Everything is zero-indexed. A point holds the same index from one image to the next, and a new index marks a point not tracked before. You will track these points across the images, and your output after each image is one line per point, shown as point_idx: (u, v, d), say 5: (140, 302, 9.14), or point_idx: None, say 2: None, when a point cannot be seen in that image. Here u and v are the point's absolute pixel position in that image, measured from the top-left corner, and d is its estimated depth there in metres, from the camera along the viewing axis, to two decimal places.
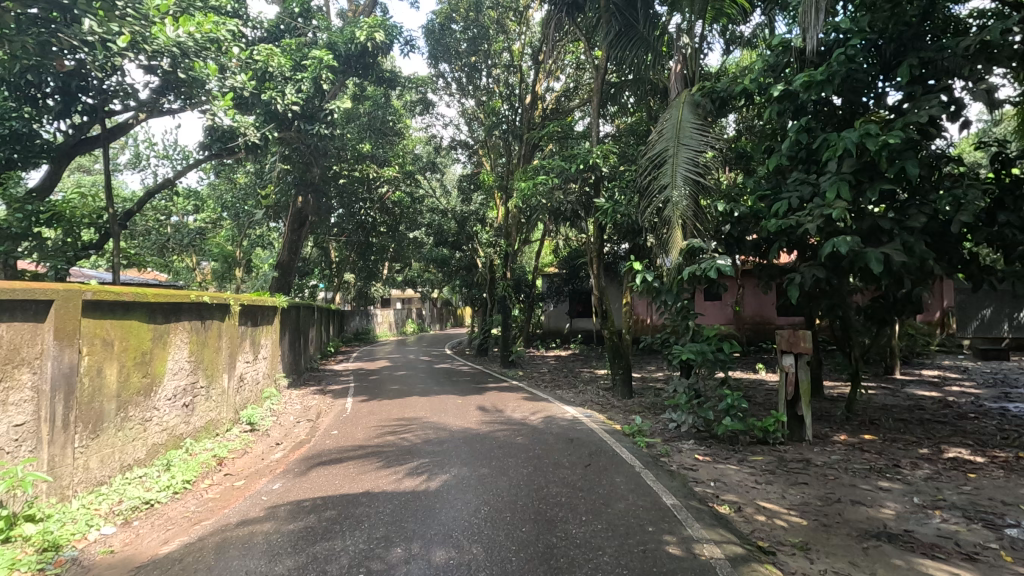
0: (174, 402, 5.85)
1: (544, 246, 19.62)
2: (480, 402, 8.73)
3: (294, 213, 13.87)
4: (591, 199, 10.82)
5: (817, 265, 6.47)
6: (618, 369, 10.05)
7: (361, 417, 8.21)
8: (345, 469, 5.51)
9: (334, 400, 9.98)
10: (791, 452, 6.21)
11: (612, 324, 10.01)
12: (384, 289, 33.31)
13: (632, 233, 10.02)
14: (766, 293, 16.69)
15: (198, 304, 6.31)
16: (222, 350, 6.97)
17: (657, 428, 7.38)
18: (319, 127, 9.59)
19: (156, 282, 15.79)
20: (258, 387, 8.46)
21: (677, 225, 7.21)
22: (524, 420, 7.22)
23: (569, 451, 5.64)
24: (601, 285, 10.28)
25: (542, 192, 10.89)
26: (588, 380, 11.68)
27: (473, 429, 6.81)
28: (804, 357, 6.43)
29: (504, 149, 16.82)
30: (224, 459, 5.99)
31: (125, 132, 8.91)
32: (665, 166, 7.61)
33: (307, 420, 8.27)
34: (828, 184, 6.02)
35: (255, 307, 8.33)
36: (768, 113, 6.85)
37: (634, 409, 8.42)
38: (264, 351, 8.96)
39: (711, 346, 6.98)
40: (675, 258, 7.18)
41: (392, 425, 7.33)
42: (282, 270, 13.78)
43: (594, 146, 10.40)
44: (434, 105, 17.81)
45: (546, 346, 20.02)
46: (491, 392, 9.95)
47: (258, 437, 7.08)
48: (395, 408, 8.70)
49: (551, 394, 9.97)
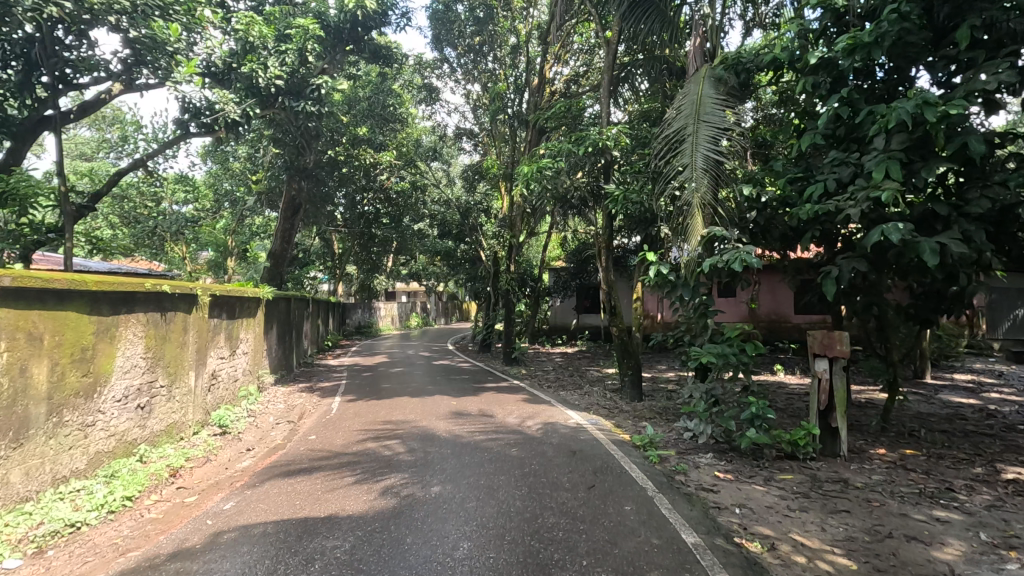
0: (125, 404, 5.17)
1: (551, 238, 18.85)
2: (476, 405, 8.02)
3: (288, 201, 13.12)
4: (600, 187, 10.06)
5: (857, 257, 5.67)
6: (627, 370, 9.30)
7: (346, 419, 7.54)
8: (313, 484, 4.82)
9: (321, 400, 9.34)
10: (824, 471, 5.44)
11: (621, 320, 9.27)
12: (389, 281, 32.71)
13: (645, 223, 9.24)
14: (783, 290, 15.89)
15: (157, 294, 5.61)
16: (189, 346, 6.29)
17: (670, 437, 6.63)
18: (306, 105, 8.72)
19: (145, 271, 15.22)
20: (234, 384, 7.81)
21: (697, 210, 6.40)
22: (522, 428, 6.50)
23: (571, 467, 4.90)
24: (610, 279, 9.52)
25: (548, 177, 10.07)
26: (594, 381, 10.95)
27: (465, 438, 6.09)
28: (839, 363, 5.67)
29: (511, 136, 16.01)
30: (181, 470, 5.31)
31: (97, 109, 8.37)
32: (684, 146, 6.84)
33: (288, 422, 7.61)
34: (875, 164, 5.20)
35: (231, 299, 7.66)
36: (803, 85, 6.05)
37: (644, 415, 7.67)
38: (244, 346, 8.31)
39: (733, 349, 6.20)
40: (694, 247, 6.37)
41: (376, 429, 6.65)
42: (275, 261, 13.16)
43: (606, 127, 9.48)
44: (437, 90, 17.06)
45: (552, 343, 19.27)
46: (489, 393, 9.22)
47: (229, 442, 6.42)
48: (384, 409, 8.02)
49: (554, 395, 9.26)
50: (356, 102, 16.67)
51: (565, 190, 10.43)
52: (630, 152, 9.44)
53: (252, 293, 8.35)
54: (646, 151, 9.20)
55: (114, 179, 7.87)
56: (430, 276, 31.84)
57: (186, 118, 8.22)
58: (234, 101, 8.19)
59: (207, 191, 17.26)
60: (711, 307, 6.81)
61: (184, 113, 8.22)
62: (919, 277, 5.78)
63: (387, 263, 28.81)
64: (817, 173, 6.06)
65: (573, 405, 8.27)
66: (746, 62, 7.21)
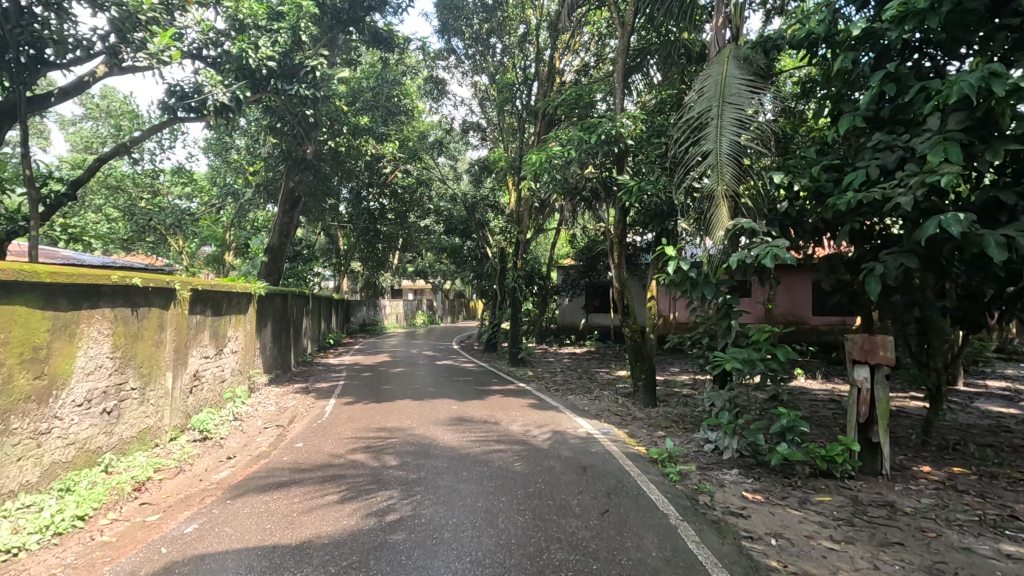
0: (87, 409, 4.66)
1: (560, 234, 18.26)
2: (478, 410, 7.49)
3: (286, 194, 12.45)
4: (612, 178, 9.47)
5: (905, 252, 5.06)
6: (641, 375, 8.71)
7: (338, 424, 7.02)
8: (292, 500, 4.29)
9: (315, 402, 8.83)
10: (866, 493, 4.83)
11: (634, 320, 8.69)
12: (394, 278, 32.23)
13: (662, 217, 8.65)
14: (801, 290, 15.26)
15: (126, 287, 5.11)
16: (166, 344, 5.78)
17: (690, 450, 6.04)
18: (300, 88, 8.19)
19: (141, 264, 14.80)
20: (220, 385, 7.32)
21: (723, 200, 5.81)
22: (526, 438, 5.95)
23: (580, 486, 4.34)
24: (623, 277, 8.93)
25: (557, 167, 9.49)
26: (605, 384, 10.37)
27: (464, 448, 5.55)
28: (882, 371, 5.06)
29: (519, 128, 15.48)
30: (149, 482, 4.79)
31: (80, 92, 7.94)
32: (707, 130, 6.24)
33: (276, 426, 7.11)
34: (929, 147, 4.59)
35: (217, 294, 7.17)
36: (843, 61, 5.46)
37: (660, 424, 7.09)
38: (232, 345, 7.81)
39: (761, 355, 5.59)
40: (719, 239, 5.78)
41: (369, 437, 6.12)
42: (273, 255, 12.65)
43: (620, 114, 8.89)
44: (443, 81, 16.57)
45: (560, 343, 18.69)
46: (492, 396, 8.68)
47: (208, 449, 5.92)
48: (380, 413, 7.49)
49: (563, 399, 8.70)
50: (359, 94, 16.22)
51: (575, 182, 9.85)
52: (646, 140, 8.81)
53: (241, 288, 7.86)
54: (663, 139, 8.58)
55: (93, 167, 7.39)
56: (437, 274, 31.34)
57: (172, 103, 7.76)
58: (223, 84, 7.74)
59: (207, 184, 16.85)
60: (735, 308, 6.22)
61: (171, 97, 7.76)
62: (974, 275, 5.15)
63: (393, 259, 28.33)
64: (858, 160, 5.45)
65: (583, 411, 7.69)
66: (774, 39, 6.59)
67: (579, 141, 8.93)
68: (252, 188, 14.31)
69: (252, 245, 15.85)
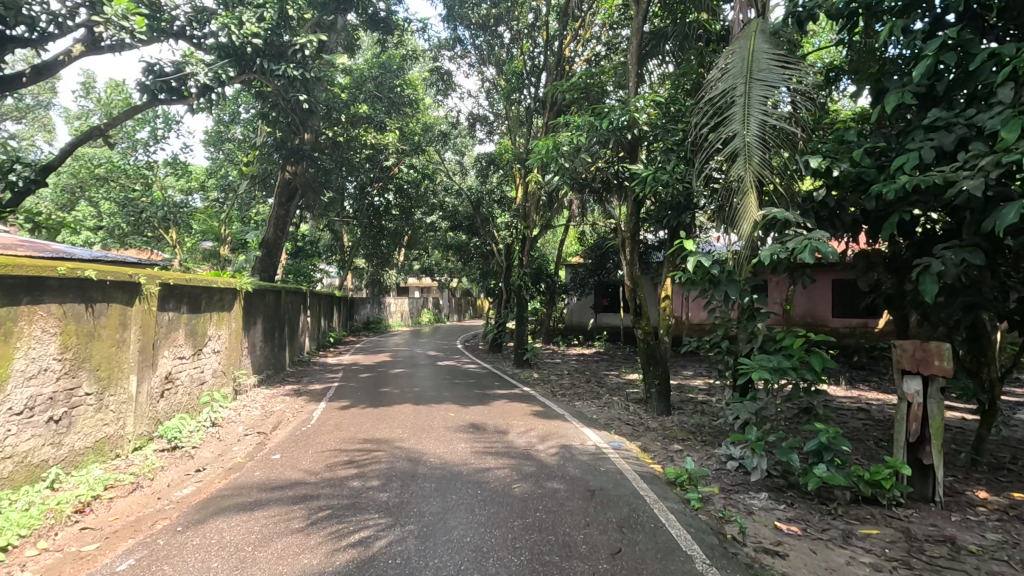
0: (29, 417, 4.07)
1: (568, 230, 17.56)
2: (477, 418, 6.88)
3: (282, 185, 11.90)
4: (624, 168, 8.80)
5: (967, 246, 4.39)
6: (654, 380, 8.07)
7: (325, 432, 6.46)
8: (252, 528, 3.71)
9: (305, 405, 8.26)
10: (919, 524, 4.17)
11: (647, 321, 8.03)
12: (400, 275, 31.67)
13: (680, 210, 7.98)
14: (819, 290, 14.55)
15: (78, 280, 4.53)
16: (132, 344, 5.23)
17: (710, 466, 5.39)
18: (288, 68, 7.61)
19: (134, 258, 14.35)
20: (197, 388, 6.77)
21: (751, 187, 5.12)
22: (528, 452, 5.33)
23: (587, 517, 3.71)
24: (636, 274, 8.28)
25: (565, 156, 8.85)
26: (615, 388, 9.73)
27: (458, 465, 4.95)
28: (936, 383, 4.38)
29: (526, 120, 14.82)
30: (96, 501, 4.22)
31: (55, 74, 7.45)
32: (732, 110, 5.52)
33: (257, 433, 6.54)
34: (1002, 123, 3.93)
35: (194, 290, 6.61)
36: (893, 28, 4.78)
37: (676, 437, 6.44)
38: (213, 344, 7.25)
39: (792, 363, 4.81)
40: (747, 231, 5.10)
41: (354, 448, 5.54)
42: (267, 249, 12.08)
43: (634, 99, 8.22)
44: (449, 73, 15.96)
45: (567, 344, 18.03)
46: (494, 401, 8.07)
47: (176, 460, 5.35)
48: (371, 420, 6.92)
49: (569, 406, 8.07)
50: (361, 84, 15.55)
51: (584, 173, 9.19)
52: (661, 126, 8.14)
53: (223, 283, 7.32)
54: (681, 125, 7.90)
55: (65, 152, 6.90)
56: (443, 271, 30.76)
57: (149, 82, 7.18)
58: (205, 62, 7.27)
59: (206, 177, 16.41)
60: (763, 309, 5.51)
61: (149, 77, 7.18)
62: None
63: (398, 256, 27.77)
64: (909, 142, 4.79)
65: (591, 420, 7.07)
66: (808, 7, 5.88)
67: (590, 127, 8.30)
68: (247, 180, 13.79)
69: (250, 240, 15.36)
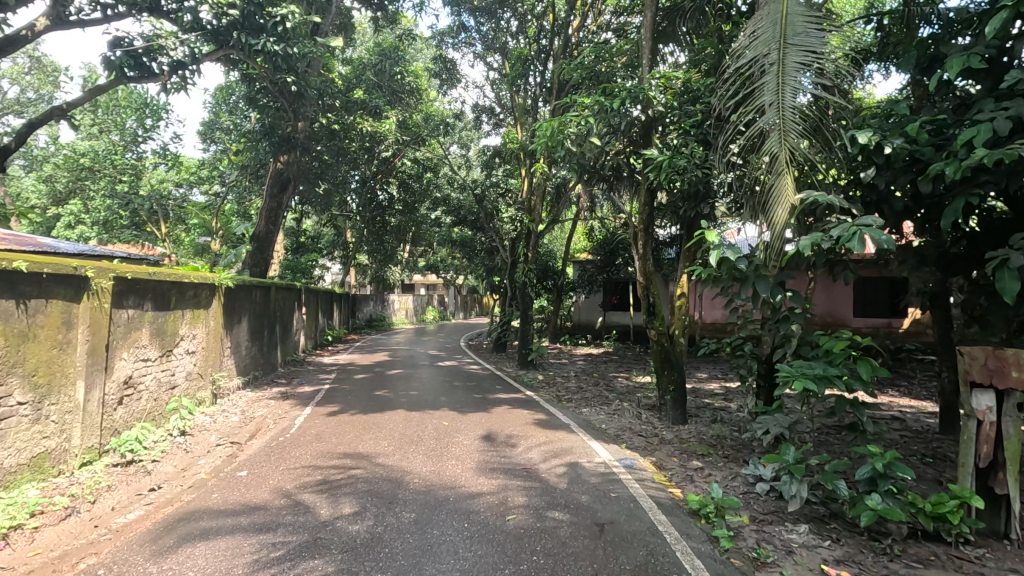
0: None
1: (576, 225, 16.82)
2: (473, 427, 6.20)
3: (274, 176, 11.26)
4: (637, 154, 8.03)
5: None
6: (669, 384, 7.37)
7: (305, 442, 5.83)
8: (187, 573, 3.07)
9: (290, 410, 7.65)
10: (995, 569, 3.46)
11: (662, 321, 7.32)
12: (405, 271, 31.10)
13: (697, 199, 7.25)
14: (839, 288, 13.75)
15: (6, 274, 3.88)
16: (79, 345, 4.60)
17: (736, 488, 4.70)
18: (266, 44, 7.02)
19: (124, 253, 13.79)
20: (166, 393, 6.16)
21: (786, 168, 4.35)
22: (528, 471, 4.66)
23: (595, 564, 3.03)
24: (650, 271, 7.56)
25: (571, 141, 8.07)
26: (625, 393, 9.05)
27: (445, 488, 4.29)
28: (1013, 398, 3.66)
29: (531, 108, 14.11)
30: (17, 532, 3.58)
31: (17, 50, 6.85)
32: (765, 79, 4.70)
33: (230, 444, 5.92)
34: None
35: (161, 285, 5.99)
36: None
37: (695, 452, 5.74)
38: (185, 345, 6.63)
39: (839, 372, 4.08)
40: (781, 218, 4.36)
41: (332, 465, 4.90)
42: (259, 243, 11.45)
43: (648, 77, 7.43)
44: (453, 63, 15.31)
45: (575, 343, 17.35)
46: (494, 408, 7.40)
47: (130, 477, 4.74)
48: (357, 428, 6.29)
49: (576, 413, 7.40)
50: (361, 73, 14.93)
51: (593, 161, 8.43)
52: (678, 107, 7.38)
53: (196, 278, 6.71)
54: (700, 105, 7.15)
55: (23, 134, 6.34)
56: (448, 268, 30.13)
57: (117, 58, 6.59)
58: (176, 36, 6.73)
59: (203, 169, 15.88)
60: (797, 309, 4.79)
61: (115, 51, 6.53)
62: None
63: (403, 252, 27.17)
64: (975, 113, 4.09)
65: (600, 431, 6.39)
66: None
67: (598, 109, 7.57)
68: (240, 171, 13.22)
69: (245, 234, 14.75)
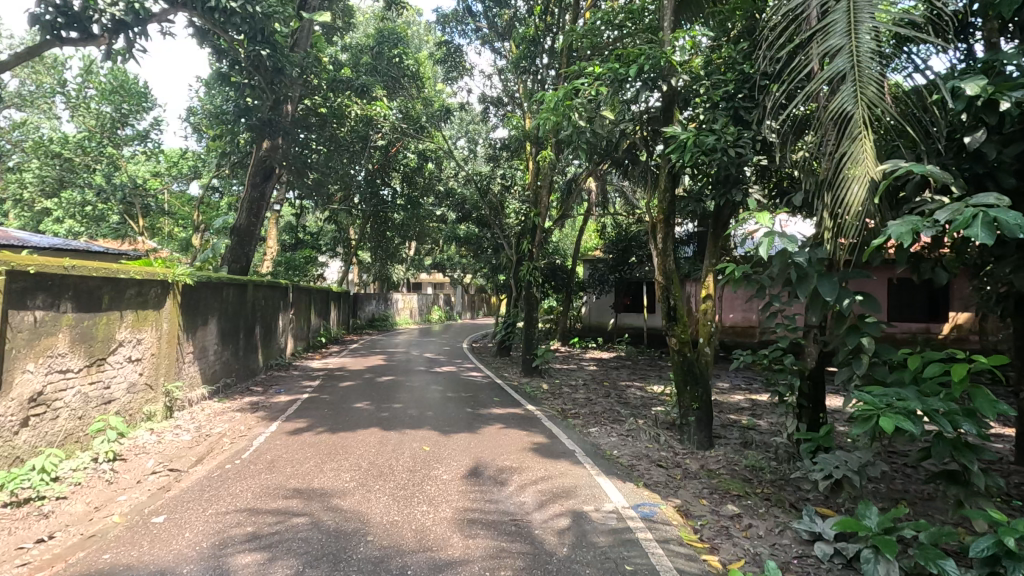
0: None
1: (587, 221, 15.72)
2: (457, 454, 5.16)
3: (258, 164, 10.42)
4: (657, 132, 6.88)
5: None
6: (691, 403, 6.24)
7: (254, 471, 4.84)
8: None
9: (255, 425, 6.69)
10: None
11: (685, 328, 6.21)
12: (410, 270, 30.20)
13: (727, 184, 6.11)
14: (876, 288, 12.49)
15: None
16: None
17: (787, 547, 3.63)
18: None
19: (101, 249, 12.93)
20: (95, 410, 5.19)
21: (862, 131, 3.24)
22: (518, 524, 3.61)
23: None
24: (670, 269, 6.42)
25: (580, 118, 6.95)
26: (639, 408, 7.95)
27: (407, 551, 3.25)
28: None
29: (535, 93, 13.04)
30: None
31: None
32: (834, 17, 3.56)
33: (167, 472, 4.95)
34: None
35: (85, 284, 5.00)
36: None
37: (729, 490, 4.66)
38: (124, 353, 5.64)
39: (940, 405, 2.96)
40: (857, 195, 3.21)
41: (271, 510, 3.89)
42: (239, 237, 10.48)
43: (673, 37, 6.30)
44: (460, 50, 14.29)
45: (584, 346, 16.30)
46: (486, 426, 6.38)
47: (15, 524, 3.75)
48: (322, 452, 5.29)
49: (582, 435, 6.31)
50: (359, 57, 13.95)
51: (605, 139, 7.31)
52: (706, 77, 6.26)
53: (137, 274, 5.75)
54: (732, 74, 6.02)
55: None
56: (456, 267, 29.11)
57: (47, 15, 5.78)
58: None
59: (192, 160, 15.03)
60: (869, 317, 3.66)
61: (42, 7, 5.70)
62: None
63: (408, 250, 26.24)
64: None
65: (611, 460, 5.32)
66: None
67: (613, 79, 6.46)
68: (226, 160, 12.37)
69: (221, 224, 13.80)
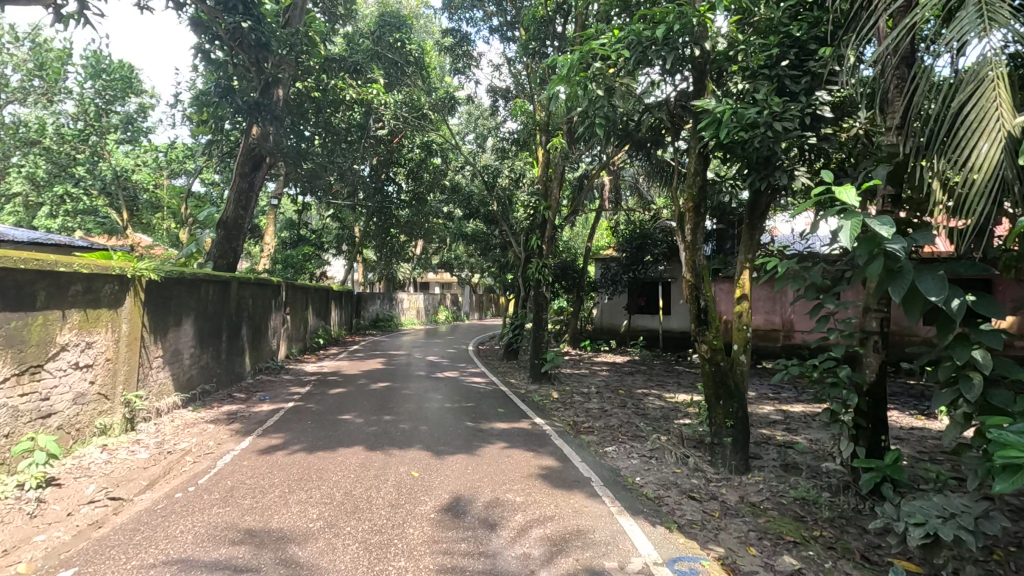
0: None
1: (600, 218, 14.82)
2: (449, 483, 4.32)
3: (247, 153, 9.68)
4: (687, 106, 5.98)
5: None
6: (724, 420, 5.33)
7: (206, 503, 4.03)
8: None
9: (226, 439, 5.91)
10: None
11: (718, 332, 5.34)
12: (418, 270, 29.37)
13: (767, 166, 5.25)
14: None
15: None
16: None
17: None
18: None
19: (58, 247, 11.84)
20: (28, 425, 4.41)
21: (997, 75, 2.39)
22: None
23: None
24: (700, 264, 5.53)
25: (599, 92, 6.06)
26: (660, 423, 7.07)
27: None
28: None
29: (546, 80, 12.17)
30: None
31: None
32: None
33: (106, 500, 4.16)
34: None
35: (11, 279, 4.22)
36: None
37: (783, 535, 3.78)
38: (67, 359, 4.86)
39: None
40: (997, 158, 2.33)
41: (207, 563, 3.06)
42: (226, 231, 9.71)
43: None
44: (467, 38, 13.46)
45: (596, 349, 15.40)
46: (487, 445, 5.54)
47: None
48: (290, 478, 4.48)
49: (598, 456, 5.44)
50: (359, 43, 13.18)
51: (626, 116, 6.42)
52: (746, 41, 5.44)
53: (84, 267, 5.01)
54: (775, 38, 5.20)
55: None
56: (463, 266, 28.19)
57: None
58: None
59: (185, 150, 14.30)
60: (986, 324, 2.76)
61: None
62: None
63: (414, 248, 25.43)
64: None
65: (635, 491, 4.45)
66: None
67: (637, 45, 5.58)
68: (216, 150, 11.64)
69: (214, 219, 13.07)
